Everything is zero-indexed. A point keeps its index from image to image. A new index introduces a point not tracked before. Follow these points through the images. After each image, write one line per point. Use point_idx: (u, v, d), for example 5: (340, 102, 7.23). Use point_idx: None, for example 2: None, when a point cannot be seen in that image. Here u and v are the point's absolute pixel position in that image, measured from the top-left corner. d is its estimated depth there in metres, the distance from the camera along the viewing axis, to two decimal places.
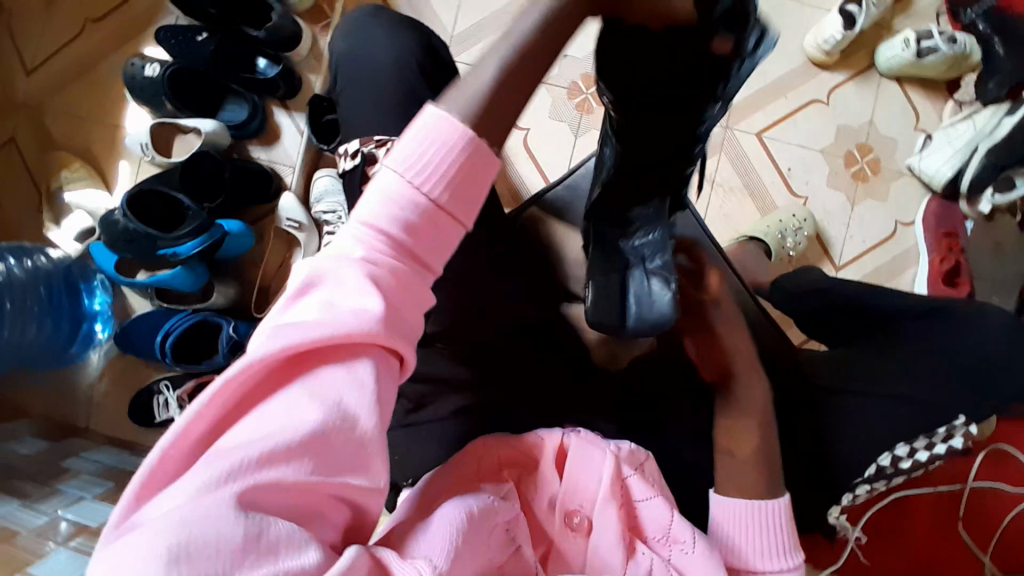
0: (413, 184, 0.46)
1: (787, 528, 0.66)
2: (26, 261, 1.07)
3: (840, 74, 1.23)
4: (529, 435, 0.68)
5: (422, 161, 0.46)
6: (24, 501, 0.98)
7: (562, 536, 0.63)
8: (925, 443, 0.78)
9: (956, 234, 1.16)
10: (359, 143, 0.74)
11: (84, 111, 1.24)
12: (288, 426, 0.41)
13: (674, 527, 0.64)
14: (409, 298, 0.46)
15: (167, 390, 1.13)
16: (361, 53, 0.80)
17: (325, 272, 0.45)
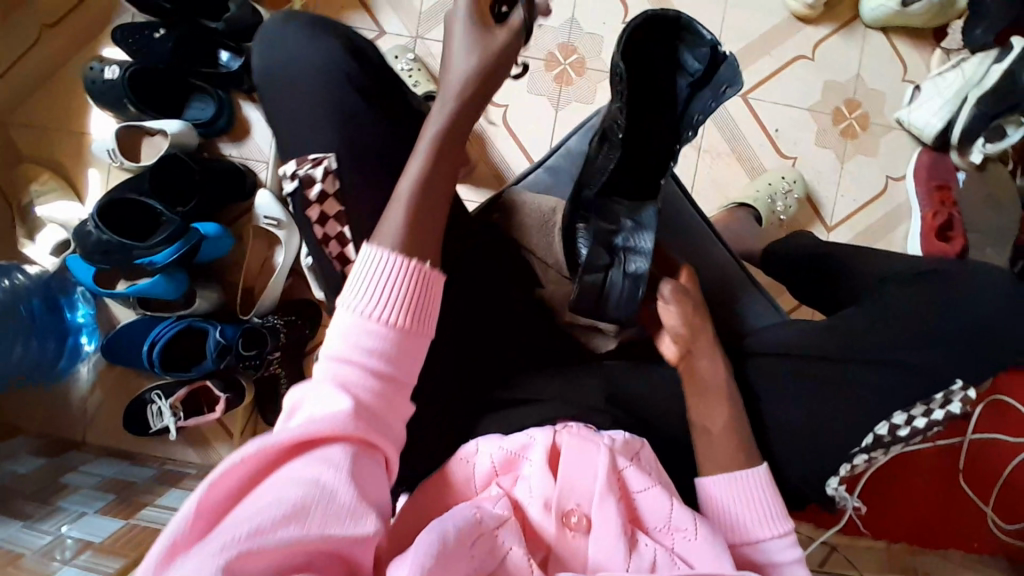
0: (367, 315, 0.57)
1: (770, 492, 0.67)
2: (2, 281, 1.05)
3: (825, 28, 1.19)
4: (518, 435, 0.67)
5: (374, 297, 0.58)
6: (26, 521, 0.98)
7: (561, 537, 0.60)
8: (922, 409, 0.73)
9: (948, 187, 1.13)
10: (295, 165, 0.72)
11: (46, 120, 1.20)
12: (274, 501, 0.46)
13: (674, 515, 0.63)
14: (375, 404, 0.55)
15: (160, 399, 1.12)
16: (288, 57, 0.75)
17: (301, 399, 0.55)
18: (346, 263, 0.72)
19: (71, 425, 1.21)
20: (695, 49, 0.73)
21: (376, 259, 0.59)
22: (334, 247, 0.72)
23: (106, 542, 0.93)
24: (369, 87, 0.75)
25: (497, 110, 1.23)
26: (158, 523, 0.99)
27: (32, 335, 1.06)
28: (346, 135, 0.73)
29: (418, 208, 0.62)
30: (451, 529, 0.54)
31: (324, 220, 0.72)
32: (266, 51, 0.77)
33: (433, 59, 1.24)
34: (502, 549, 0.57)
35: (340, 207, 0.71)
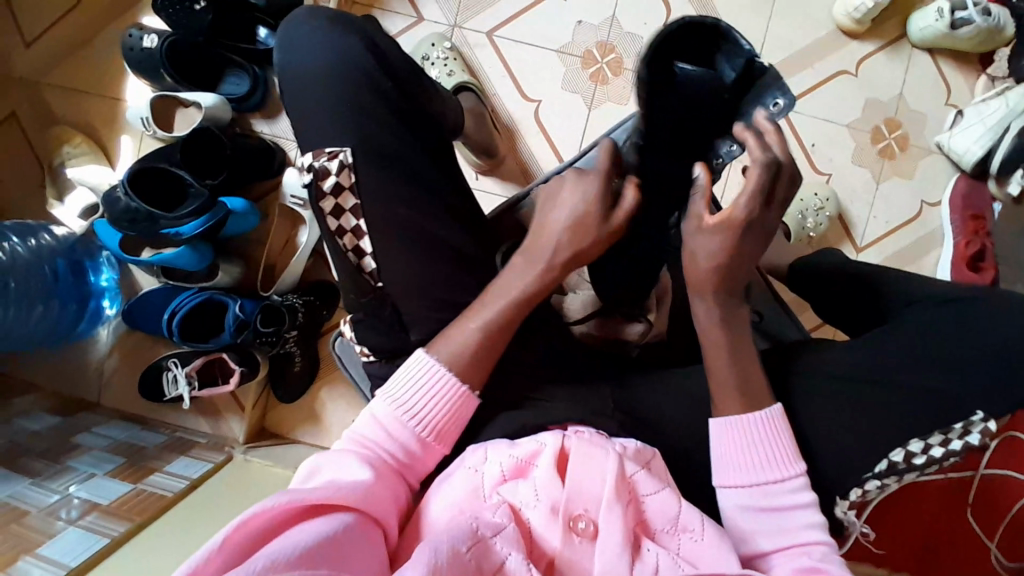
0: (406, 421, 0.64)
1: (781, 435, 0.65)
2: (30, 240, 1.06)
3: (870, 44, 1.17)
4: (529, 441, 0.66)
5: (416, 409, 0.65)
6: (33, 479, 0.99)
7: (567, 542, 0.59)
8: (940, 439, 0.69)
9: (983, 217, 1.10)
10: (311, 157, 0.71)
11: (81, 83, 1.22)
12: (298, 540, 0.49)
13: (683, 516, 0.63)
14: (389, 498, 0.60)
15: (176, 367, 1.13)
16: (307, 53, 0.73)
17: (322, 465, 0.62)
18: (360, 258, 0.71)
19: (88, 383, 1.23)
20: (732, 58, 0.73)
21: (417, 368, 0.66)
22: (348, 240, 0.71)
23: (112, 505, 0.95)
24: (386, 80, 0.73)
25: (530, 105, 1.22)
26: (164, 490, 1.00)
27: (54, 295, 1.07)
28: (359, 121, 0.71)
29: (480, 345, 0.67)
30: (447, 547, 0.53)
31: (339, 213, 0.71)
32: (283, 47, 0.74)
33: (469, 49, 1.23)
34: (500, 559, 0.56)
35: (356, 201, 0.70)
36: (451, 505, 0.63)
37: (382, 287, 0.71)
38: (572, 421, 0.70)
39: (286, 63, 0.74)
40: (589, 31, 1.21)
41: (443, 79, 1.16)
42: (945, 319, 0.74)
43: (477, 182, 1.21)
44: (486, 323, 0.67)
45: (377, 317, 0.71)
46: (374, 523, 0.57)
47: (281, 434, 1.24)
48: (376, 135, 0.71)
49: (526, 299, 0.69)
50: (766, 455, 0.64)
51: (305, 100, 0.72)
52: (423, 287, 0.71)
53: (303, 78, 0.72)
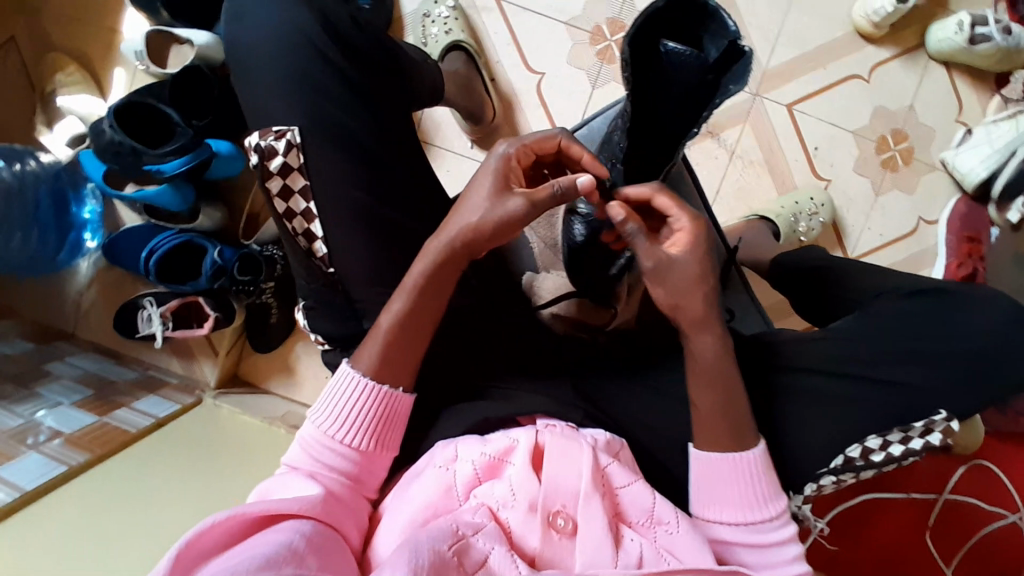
0: (340, 435, 0.65)
1: (763, 476, 0.64)
2: (15, 164, 1.06)
3: (886, 51, 1.13)
4: (501, 438, 0.65)
5: (345, 418, 0.65)
6: (1, 402, 1.01)
7: (545, 540, 0.59)
8: (898, 437, 0.67)
9: (979, 240, 1.08)
10: (258, 136, 0.69)
11: (82, 11, 1.20)
12: (251, 550, 0.50)
13: (657, 509, 0.63)
14: (342, 509, 0.61)
15: (150, 306, 1.14)
16: (271, 7, 0.71)
17: (269, 489, 0.63)
18: (310, 242, 0.70)
19: (66, 317, 1.25)
20: (717, 37, 0.69)
21: (345, 377, 0.66)
22: (298, 224, 0.70)
23: (75, 434, 0.96)
24: (339, 58, 0.71)
25: (533, 78, 1.19)
26: (128, 426, 1.02)
27: (34, 223, 1.09)
28: (319, 82, 0.69)
29: (394, 338, 0.66)
30: (428, 545, 0.52)
31: (288, 195, 0.70)
32: (233, 18, 0.72)
33: (475, 12, 1.20)
34: (483, 553, 0.55)
35: (305, 182, 0.69)
36: (423, 503, 0.61)
37: (333, 274, 0.70)
38: (538, 414, 0.70)
39: (237, 31, 0.71)
40: (599, 6, 1.18)
41: (440, 37, 1.14)
42: (909, 326, 0.71)
43: (470, 151, 1.20)
44: (394, 319, 0.66)
45: (330, 302, 0.72)
46: (333, 531, 0.58)
47: (254, 382, 1.26)
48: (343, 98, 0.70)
49: (431, 291, 0.66)
50: (751, 489, 0.64)
51: (277, 51, 0.70)
52: (381, 256, 0.71)
53: (273, 33, 0.70)
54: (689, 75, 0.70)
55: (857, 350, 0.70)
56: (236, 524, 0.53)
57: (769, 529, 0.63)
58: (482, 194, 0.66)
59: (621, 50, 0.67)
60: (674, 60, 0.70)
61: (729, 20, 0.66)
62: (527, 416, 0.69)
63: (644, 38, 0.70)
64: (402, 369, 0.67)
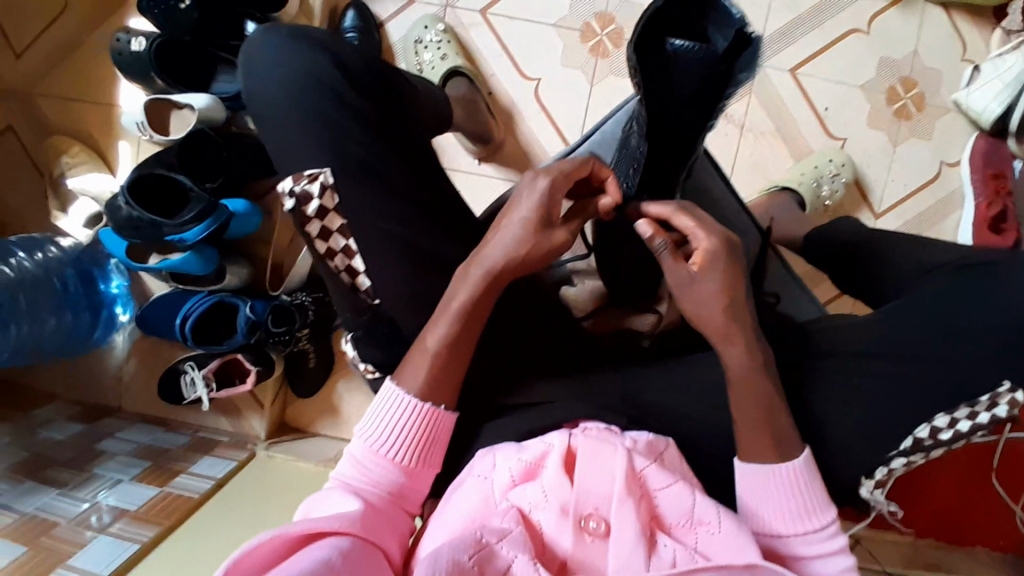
0: (385, 450, 0.64)
1: (808, 485, 0.62)
2: (36, 254, 1.08)
3: (881, 1, 1.11)
4: (537, 443, 0.65)
5: (388, 435, 0.65)
6: (62, 489, 1.01)
7: (578, 543, 0.59)
8: (967, 413, 0.65)
9: (1004, 175, 1.06)
10: (292, 181, 0.68)
11: (77, 92, 1.21)
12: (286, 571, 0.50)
13: (698, 509, 0.61)
14: (384, 523, 0.60)
15: (192, 370, 1.14)
16: (278, 67, 0.71)
17: (312, 504, 0.63)
18: (353, 277, 0.70)
19: (108, 392, 1.27)
20: (723, 27, 0.66)
21: (388, 395, 0.66)
22: (339, 261, 0.70)
23: (140, 511, 0.97)
24: (355, 96, 0.71)
25: (530, 84, 1.19)
26: (189, 492, 1.02)
27: (66, 307, 1.09)
28: (339, 133, 0.69)
29: (439, 375, 0.65)
30: (448, 558, 0.54)
31: (327, 235, 0.69)
32: (248, 73, 0.72)
33: (463, 29, 1.20)
34: (505, 562, 0.56)
35: (342, 221, 0.68)
36: (458, 515, 0.62)
37: (378, 305, 0.70)
38: (582, 418, 0.70)
39: (253, 89, 0.72)
40: (585, 3, 1.17)
41: (437, 63, 1.14)
42: (961, 289, 0.69)
43: (478, 168, 1.19)
44: (438, 343, 0.65)
45: (377, 332, 0.71)
46: (373, 547, 0.57)
47: (302, 428, 1.27)
48: (361, 150, 0.69)
49: (474, 315, 0.65)
50: (798, 498, 0.62)
51: (289, 108, 0.70)
52: (417, 296, 0.70)
53: (281, 91, 0.70)
54: (698, 70, 0.66)
55: (913, 321, 0.69)
56: (271, 549, 0.53)
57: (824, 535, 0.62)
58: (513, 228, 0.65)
59: (629, 54, 0.64)
60: (682, 58, 0.66)
61: (733, 9, 0.63)
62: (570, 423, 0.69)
63: (649, 41, 0.66)
64: (448, 391, 0.66)
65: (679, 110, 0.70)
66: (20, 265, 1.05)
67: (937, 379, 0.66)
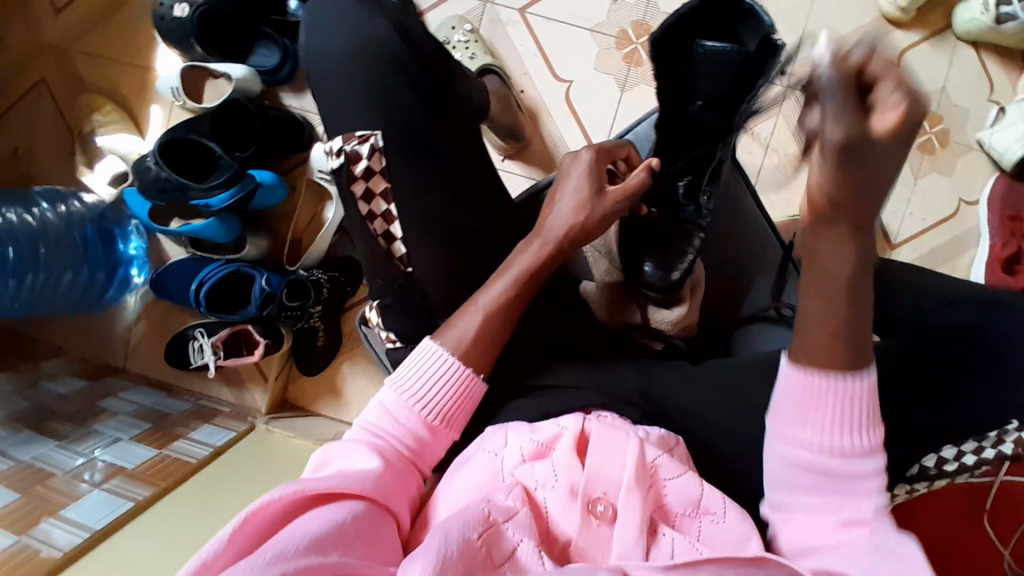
0: (416, 408, 0.64)
1: (861, 407, 0.54)
2: (59, 206, 1.10)
3: (914, 35, 1.14)
4: (549, 425, 0.65)
5: (422, 394, 0.64)
6: (60, 442, 1.02)
7: (585, 527, 0.58)
8: (974, 446, 0.67)
9: (1022, 218, 1.06)
10: (342, 141, 0.71)
11: (113, 54, 1.23)
12: (303, 534, 0.50)
13: (704, 499, 0.61)
14: (400, 483, 0.60)
15: (201, 337, 1.15)
16: (329, 35, 0.72)
17: (333, 452, 0.62)
18: (390, 242, 0.71)
19: (113, 352, 1.28)
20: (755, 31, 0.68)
21: (430, 354, 0.66)
22: (379, 225, 0.71)
23: (137, 469, 0.97)
24: (410, 59, 0.72)
25: (561, 86, 1.20)
26: (188, 457, 1.02)
27: (82, 262, 1.10)
28: (384, 101, 0.70)
29: (479, 341, 0.66)
30: (458, 533, 0.53)
31: (370, 198, 0.71)
32: (310, 28, 0.73)
33: (502, 27, 1.22)
34: (510, 545, 0.56)
35: (386, 185, 0.71)
36: (467, 490, 0.62)
37: (411, 272, 0.72)
38: (595, 406, 0.69)
39: (306, 52, 0.73)
40: (624, 10, 1.18)
41: (466, 62, 1.15)
42: (976, 321, 0.70)
43: (502, 165, 1.21)
44: (492, 302, 0.67)
45: (407, 300, 0.72)
46: (386, 514, 0.57)
47: (303, 406, 1.27)
48: (406, 125, 0.71)
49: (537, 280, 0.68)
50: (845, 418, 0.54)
51: (339, 76, 0.71)
52: (443, 272, 0.71)
53: (332, 57, 0.71)
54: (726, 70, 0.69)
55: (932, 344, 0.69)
56: (286, 505, 0.52)
57: (858, 462, 0.54)
58: (570, 202, 0.69)
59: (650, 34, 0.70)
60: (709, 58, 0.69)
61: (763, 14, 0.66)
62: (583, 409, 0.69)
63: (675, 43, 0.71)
64: (485, 359, 0.67)
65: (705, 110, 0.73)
66: (43, 216, 1.07)
67: (944, 400, 0.67)
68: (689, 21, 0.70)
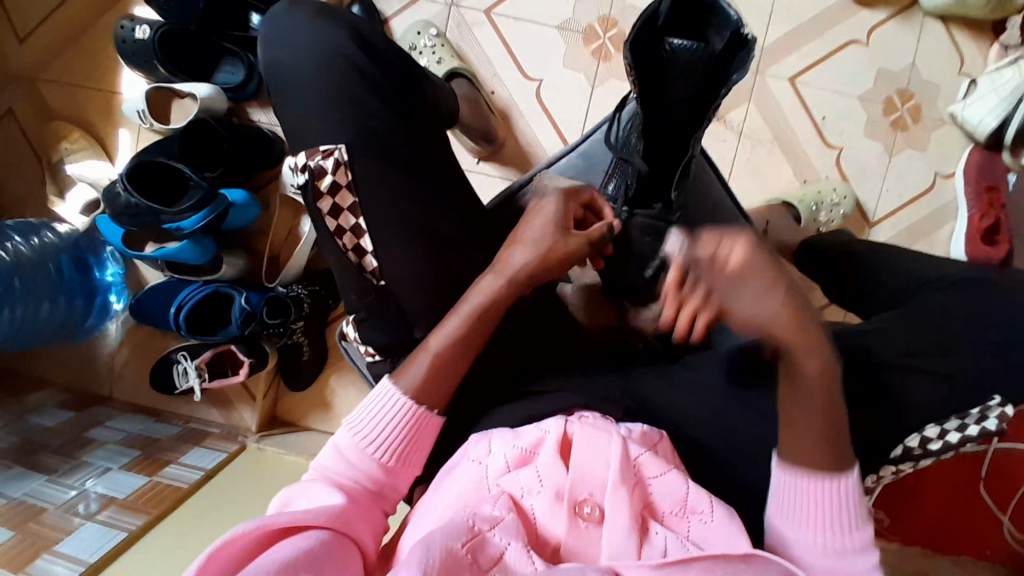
0: (375, 445, 0.64)
1: (849, 505, 0.59)
2: (32, 240, 1.07)
3: (881, 13, 1.13)
4: (532, 430, 0.64)
5: (379, 433, 0.64)
6: (50, 475, 1.01)
7: (572, 529, 0.58)
8: (956, 424, 0.66)
9: (998, 189, 1.06)
10: (305, 157, 0.69)
11: (77, 81, 1.22)
12: (267, 563, 0.49)
13: (690, 498, 0.61)
14: (363, 518, 0.60)
15: (186, 360, 1.14)
16: (287, 53, 0.71)
17: (294, 495, 0.62)
18: (361, 256, 0.70)
19: (100, 381, 1.27)
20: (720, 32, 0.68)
21: (383, 393, 0.66)
22: (347, 240, 0.70)
23: (129, 498, 0.96)
24: (374, 69, 0.71)
25: (531, 85, 1.19)
26: (179, 482, 1.01)
27: (60, 291, 1.09)
28: (346, 118, 0.69)
29: (441, 368, 0.66)
30: (441, 545, 0.53)
31: (338, 213, 0.69)
32: (268, 42, 0.72)
33: (468, 28, 1.21)
34: (498, 550, 0.55)
35: (354, 199, 0.69)
36: (451, 498, 0.62)
37: (384, 285, 0.71)
38: (578, 409, 0.69)
39: (267, 70, 0.72)
40: (590, 4, 1.17)
41: (433, 67, 1.14)
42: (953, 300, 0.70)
43: (477, 167, 1.20)
44: (447, 337, 0.66)
45: (383, 313, 0.72)
46: (351, 544, 0.57)
47: (294, 421, 1.26)
48: (375, 135, 0.70)
49: (491, 311, 0.67)
50: (837, 511, 0.59)
51: (304, 91, 0.70)
52: (418, 283, 0.71)
53: (294, 73, 0.71)
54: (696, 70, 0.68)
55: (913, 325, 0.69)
56: (252, 541, 0.52)
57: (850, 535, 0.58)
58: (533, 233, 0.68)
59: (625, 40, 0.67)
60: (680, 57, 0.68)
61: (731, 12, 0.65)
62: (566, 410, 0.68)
63: (647, 47, 0.68)
64: (447, 386, 0.66)
65: (680, 111, 0.71)
66: (17, 250, 1.04)
67: (926, 381, 0.67)
68: (667, 21, 0.68)
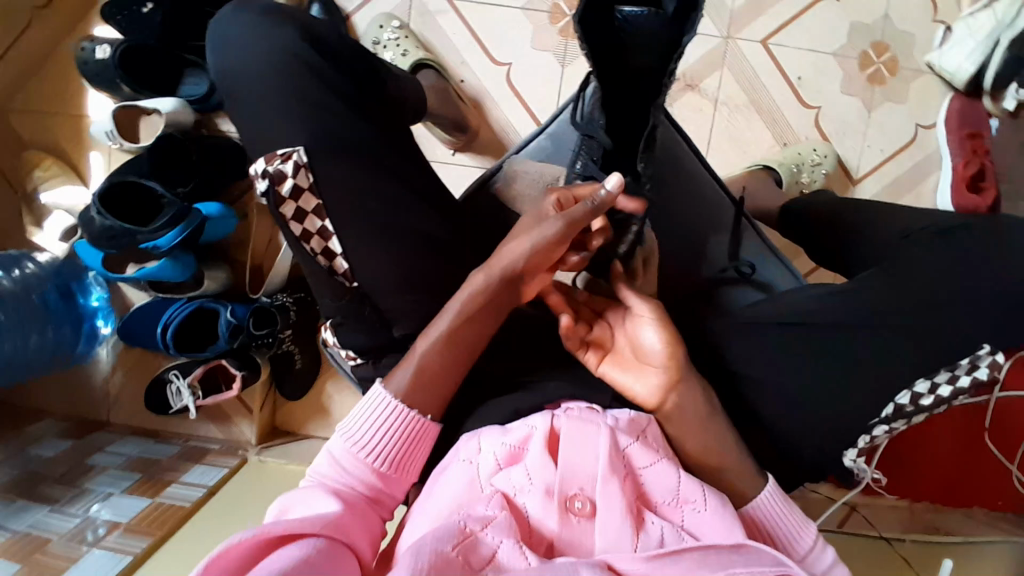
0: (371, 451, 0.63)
1: (790, 512, 0.64)
2: (13, 272, 1.06)
3: None
4: (520, 426, 0.63)
5: (376, 438, 0.63)
6: (53, 505, 1.00)
7: (564, 524, 0.57)
8: (947, 377, 0.65)
9: (981, 135, 1.05)
10: (264, 163, 0.67)
11: (44, 107, 1.21)
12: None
13: (683, 488, 0.60)
14: (360, 525, 0.59)
15: (177, 379, 1.13)
16: (237, 59, 0.69)
17: (288, 500, 0.61)
18: (331, 259, 0.69)
19: (96, 407, 1.27)
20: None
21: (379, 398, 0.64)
22: (316, 243, 0.69)
23: (134, 521, 0.96)
24: (328, 69, 0.69)
25: (500, 69, 1.18)
26: (183, 500, 1.01)
27: (47, 322, 1.08)
28: (303, 120, 0.67)
29: (437, 364, 0.65)
30: (431, 549, 0.52)
31: (302, 216, 0.68)
32: (217, 48, 0.71)
33: (431, 17, 1.19)
34: (490, 550, 0.54)
35: (318, 201, 0.68)
36: (443, 500, 0.61)
37: (357, 286, 0.70)
38: (565, 397, 0.68)
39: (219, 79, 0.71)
40: None
41: (398, 60, 1.12)
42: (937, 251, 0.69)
43: (453, 159, 1.19)
44: (439, 334, 0.65)
45: (361, 314, 0.71)
46: (348, 553, 0.56)
47: (294, 430, 1.26)
48: (336, 135, 0.68)
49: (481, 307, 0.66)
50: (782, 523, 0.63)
51: (257, 97, 0.68)
52: (394, 281, 0.70)
53: (246, 79, 0.69)
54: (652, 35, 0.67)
55: (898, 281, 0.68)
56: (247, 549, 0.51)
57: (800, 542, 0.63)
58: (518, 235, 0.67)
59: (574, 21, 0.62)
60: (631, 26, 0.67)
61: None
62: (555, 401, 0.68)
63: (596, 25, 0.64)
64: (444, 381, 0.65)
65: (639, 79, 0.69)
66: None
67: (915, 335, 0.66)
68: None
